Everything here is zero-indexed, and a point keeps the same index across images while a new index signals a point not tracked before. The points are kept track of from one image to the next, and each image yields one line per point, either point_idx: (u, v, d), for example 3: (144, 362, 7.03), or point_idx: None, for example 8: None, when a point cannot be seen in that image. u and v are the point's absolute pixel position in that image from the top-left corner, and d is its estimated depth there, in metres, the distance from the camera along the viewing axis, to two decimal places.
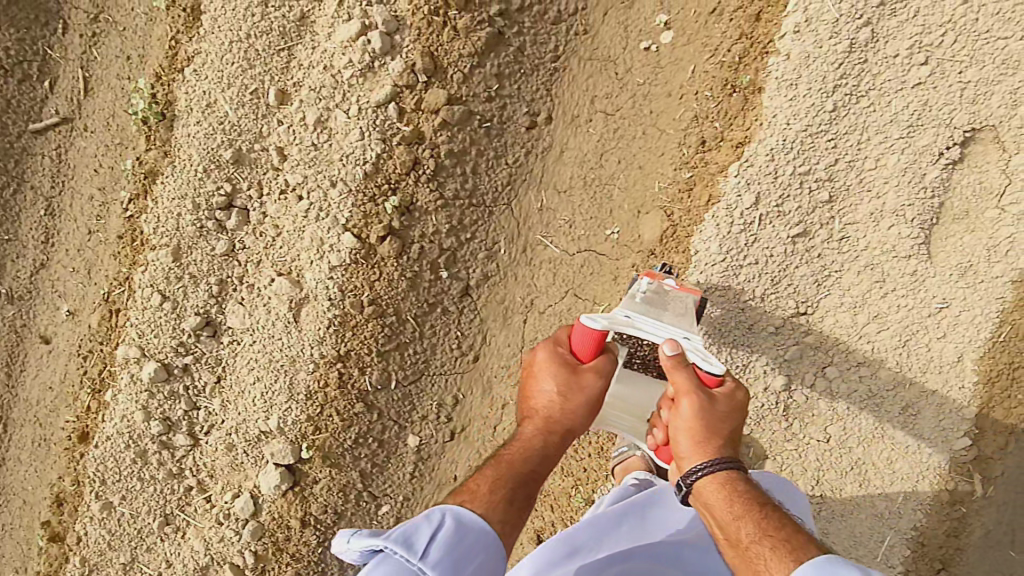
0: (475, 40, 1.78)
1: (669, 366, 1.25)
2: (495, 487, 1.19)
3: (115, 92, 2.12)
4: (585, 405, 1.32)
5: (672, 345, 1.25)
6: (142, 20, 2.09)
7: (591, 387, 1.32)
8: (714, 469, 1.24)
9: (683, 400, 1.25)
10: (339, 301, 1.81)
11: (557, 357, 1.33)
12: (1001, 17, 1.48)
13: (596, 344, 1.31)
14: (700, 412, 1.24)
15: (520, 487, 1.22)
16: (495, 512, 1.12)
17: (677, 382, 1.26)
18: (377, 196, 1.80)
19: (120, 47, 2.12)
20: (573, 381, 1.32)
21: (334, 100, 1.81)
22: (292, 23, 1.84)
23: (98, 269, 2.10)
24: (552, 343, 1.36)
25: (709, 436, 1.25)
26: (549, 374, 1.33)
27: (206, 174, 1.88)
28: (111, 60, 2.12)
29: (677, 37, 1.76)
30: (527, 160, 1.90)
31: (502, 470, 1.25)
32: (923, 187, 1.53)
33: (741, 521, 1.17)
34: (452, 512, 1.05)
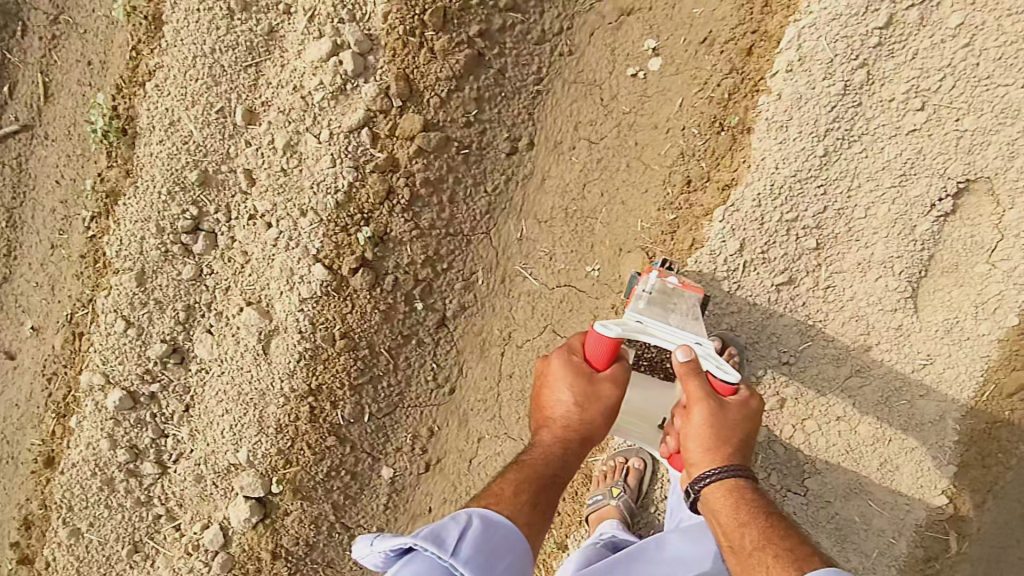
0: (452, 63, 1.68)
1: (684, 373, 1.18)
2: (519, 490, 1.16)
3: (76, 98, 1.93)
4: (603, 412, 1.24)
5: (687, 351, 1.18)
6: (103, 23, 1.90)
7: (608, 394, 1.24)
8: (723, 474, 1.18)
9: (696, 405, 1.18)
10: (310, 334, 1.76)
11: (573, 365, 1.24)
12: (1003, 63, 1.41)
13: (613, 349, 1.21)
14: (713, 417, 1.17)
15: (542, 490, 1.18)
16: (519, 516, 1.10)
17: (689, 388, 1.19)
18: (349, 227, 1.73)
19: (81, 53, 1.93)
20: (591, 390, 1.23)
21: (304, 123, 1.71)
22: (260, 37, 1.73)
23: (61, 286, 1.94)
24: (566, 351, 1.27)
25: (721, 443, 1.18)
26: (564, 382, 1.24)
27: (170, 197, 1.79)
28: (72, 64, 1.93)
29: (665, 65, 1.68)
30: (507, 187, 1.82)
31: (525, 474, 1.20)
32: (913, 239, 1.49)
33: (746, 527, 1.11)
34: (478, 512, 1.07)
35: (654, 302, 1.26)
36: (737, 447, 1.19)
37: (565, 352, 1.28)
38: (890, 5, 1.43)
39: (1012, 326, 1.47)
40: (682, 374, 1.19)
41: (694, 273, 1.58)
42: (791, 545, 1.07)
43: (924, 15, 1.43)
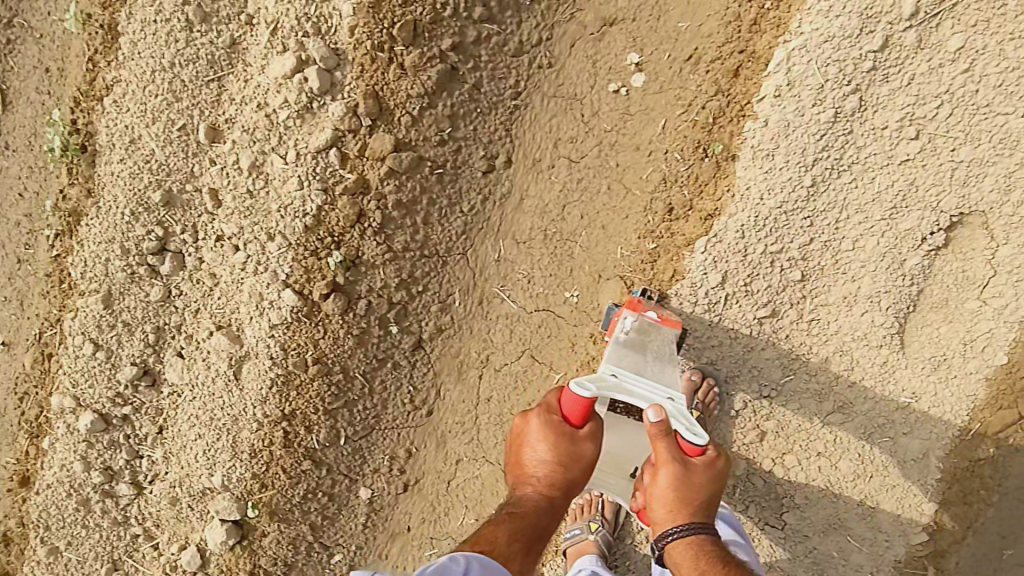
0: (424, 79, 1.59)
1: (654, 435, 1.02)
2: (510, 541, 1.06)
3: (35, 107, 1.79)
4: (586, 469, 1.11)
5: (659, 411, 1.02)
6: (60, 27, 1.77)
7: (590, 452, 1.10)
8: (687, 534, 1.07)
9: (661, 467, 1.03)
10: (281, 360, 1.71)
11: (550, 421, 1.09)
12: (1004, 90, 1.33)
13: (587, 409, 1.07)
14: (680, 481, 1.02)
15: (533, 544, 1.08)
16: (513, 565, 1.04)
17: (656, 448, 1.03)
18: (320, 250, 1.67)
19: (38, 57, 1.78)
20: (571, 449, 1.09)
21: (270, 143, 1.65)
22: (221, 50, 1.65)
23: (31, 303, 1.85)
24: (542, 406, 1.12)
25: (687, 503, 1.05)
26: (543, 439, 1.10)
27: (134, 218, 1.72)
28: (30, 71, 1.79)
29: (648, 82, 1.60)
30: (484, 207, 1.74)
31: (515, 525, 1.09)
32: (902, 274, 1.43)
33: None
34: (477, 559, 1.00)
35: (630, 349, 1.17)
36: (702, 506, 1.06)
37: (541, 405, 1.13)
38: (885, 26, 1.35)
39: (1000, 364, 1.41)
40: (650, 435, 1.02)
41: (674, 302, 1.52)
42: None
43: (923, 37, 1.35)
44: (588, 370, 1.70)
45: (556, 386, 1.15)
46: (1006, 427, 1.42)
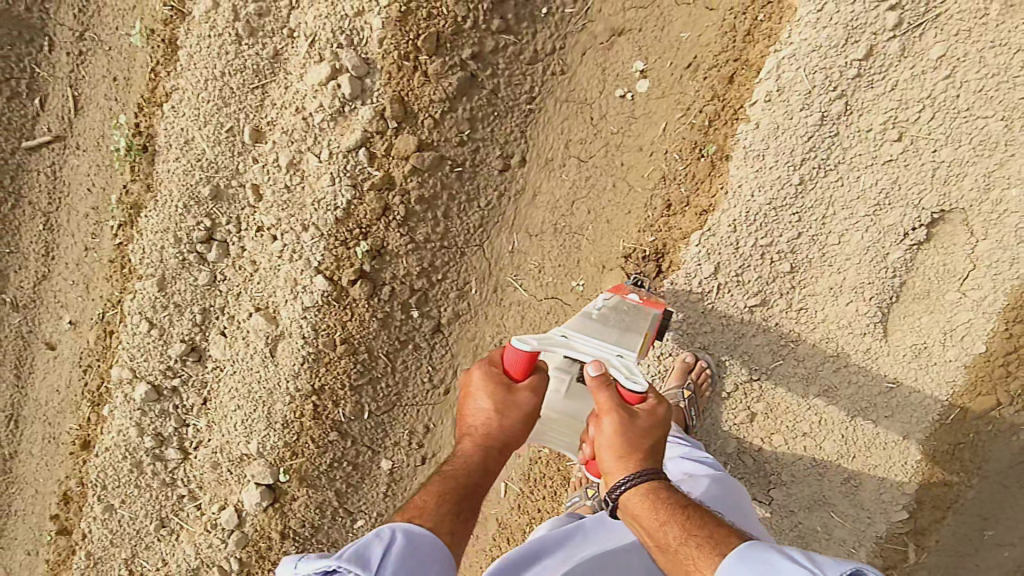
0: (446, 85, 1.75)
1: (595, 386, 1.14)
2: (440, 502, 1.11)
3: (103, 112, 2.05)
4: (522, 421, 1.21)
5: (598, 366, 1.14)
6: (127, 41, 2.00)
7: (526, 403, 1.20)
8: (639, 481, 1.12)
9: (605, 416, 1.13)
10: (313, 339, 1.89)
11: (490, 374, 1.22)
12: (983, 95, 1.41)
13: (529, 363, 1.19)
14: (622, 427, 1.12)
15: (464, 501, 1.14)
16: (445, 524, 1.07)
17: (599, 399, 1.14)
18: (349, 240, 1.84)
19: (107, 68, 2.03)
20: (508, 398, 1.20)
21: (306, 143, 1.83)
22: (265, 60, 1.84)
23: (95, 286, 2.10)
24: (484, 363, 1.24)
25: (634, 449, 1.13)
26: (483, 391, 1.21)
27: (186, 210, 1.93)
28: (99, 79, 2.04)
29: (652, 88, 1.72)
30: (500, 202, 1.89)
31: (445, 485, 1.15)
32: (884, 266, 1.52)
33: (667, 525, 1.08)
34: (400, 530, 0.99)
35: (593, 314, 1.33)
36: (649, 452, 1.14)
37: (484, 362, 1.25)
38: (870, 36, 1.44)
39: (979, 353, 1.50)
40: (593, 387, 1.15)
41: (670, 292, 1.65)
42: (709, 530, 1.07)
43: (906, 46, 1.44)
44: None
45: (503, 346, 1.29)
46: (985, 413, 1.50)
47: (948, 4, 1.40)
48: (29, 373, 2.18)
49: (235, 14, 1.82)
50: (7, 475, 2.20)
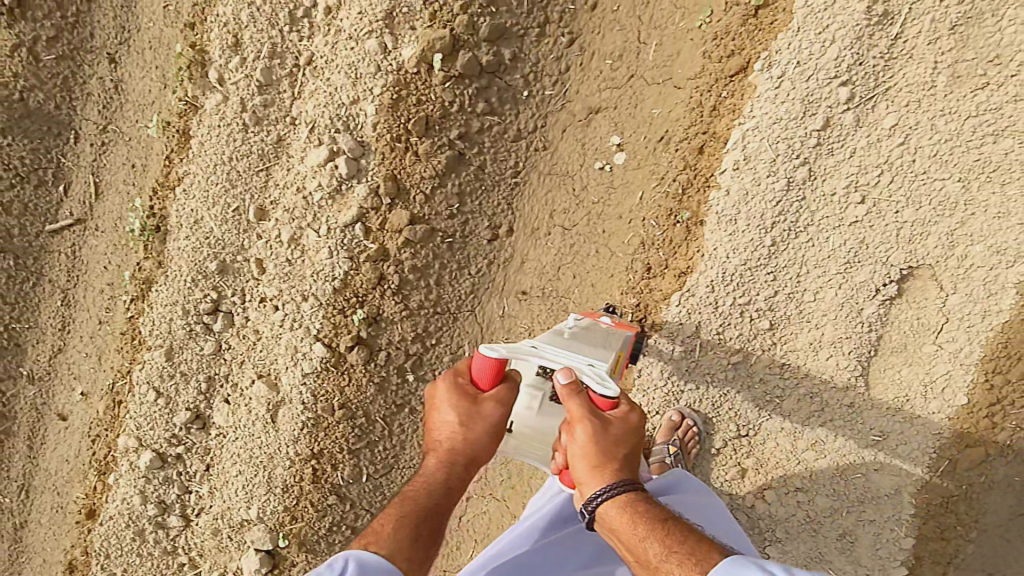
0: (435, 163, 1.87)
1: (565, 394, 1.17)
2: (398, 527, 1.20)
3: (121, 195, 2.22)
4: (487, 435, 1.27)
5: (568, 374, 1.17)
6: (145, 132, 2.19)
7: (491, 416, 1.26)
8: (615, 494, 1.18)
9: (577, 424, 1.17)
10: (312, 405, 1.99)
11: (456, 387, 1.28)
12: (938, 159, 1.47)
13: (495, 371, 1.23)
14: (594, 435, 1.15)
15: (423, 522, 1.22)
16: (403, 546, 1.16)
17: (570, 407, 1.17)
18: (346, 309, 1.96)
19: (126, 156, 2.22)
20: (473, 411, 1.26)
21: (306, 220, 1.95)
22: (270, 146, 2.00)
23: (108, 357, 2.24)
24: (450, 375, 1.30)
25: (607, 460, 1.17)
26: (448, 405, 1.28)
27: (194, 284, 2.07)
28: (119, 167, 2.22)
29: (628, 160, 1.82)
30: (489, 269, 2.00)
31: (407, 506, 1.25)
32: (860, 321, 1.55)
33: (647, 542, 1.14)
34: (354, 558, 1.08)
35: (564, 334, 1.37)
36: (624, 461, 1.19)
37: (451, 373, 1.31)
38: (826, 109, 1.52)
39: (961, 405, 1.50)
40: (564, 395, 1.18)
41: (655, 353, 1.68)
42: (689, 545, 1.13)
43: (861, 116, 1.51)
44: None
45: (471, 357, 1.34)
46: (976, 464, 1.49)
47: (896, 79, 1.49)
48: (41, 443, 2.30)
49: (242, 106, 1.98)
50: (18, 544, 2.30)
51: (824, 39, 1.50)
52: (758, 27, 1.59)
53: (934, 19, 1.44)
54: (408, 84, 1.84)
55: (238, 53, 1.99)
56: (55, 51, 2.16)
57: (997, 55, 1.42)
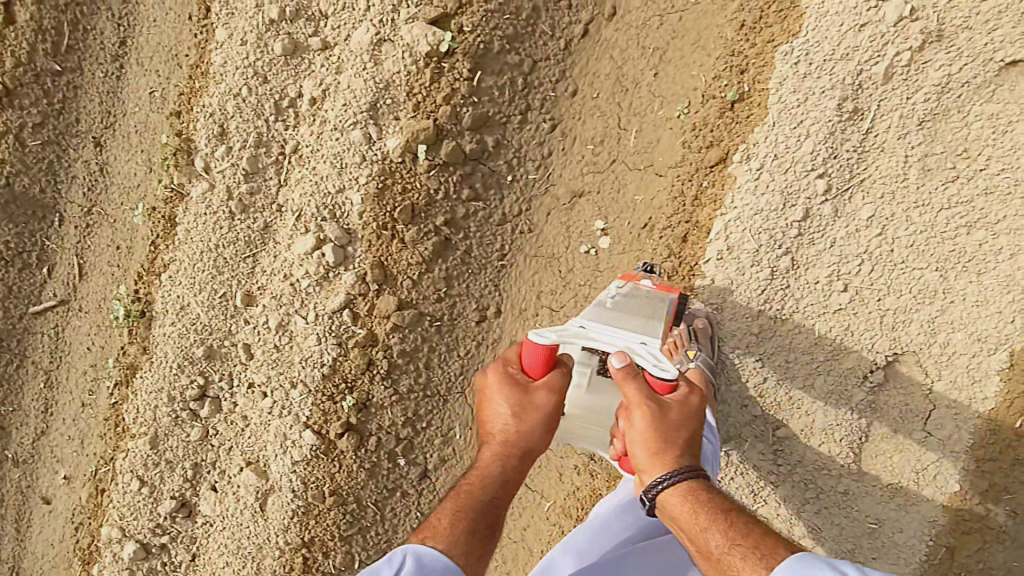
0: (422, 250, 1.89)
1: (621, 376, 1.18)
2: (455, 523, 1.16)
3: (106, 277, 2.21)
4: (543, 424, 1.25)
5: (621, 358, 1.20)
6: (130, 214, 2.19)
7: (545, 405, 1.24)
8: (677, 481, 1.17)
9: (636, 410, 1.17)
10: (302, 492, 1.95)
11: (507, 377, 1.26)
12: (915, 248, 1.50)
13: (548, 357, 1.22)
14: (653, 421, 1.16)
15: (480, 518, 1.18)
16: (458, 544, 1.12)
17: (628, 393, 1.18)
18: (336, 395, 1.94)
19: (111, 238, 2.21)
20: (526, 401, 1.24)
21: (294, 306, 1.95)
22: (256, 232, 2.01)
23: (91, 441, 2.21)
24: (500, 365, 1.28)
25: (667, 446, 1.17)
26: (501, 397, 1.26)
27: (179, 370, 2.05)
28: (103, 248, 2.21)
29: (613, 244, 1.85)
30: (478, 350, 2.00)
31: (461, 502, 1.21)
32: (849, 408, 1.54)
33: (709, 533, 1.12)
34: (413, 553, 1.07)
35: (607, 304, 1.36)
36: (684, 447, 1.18)
37: (500, 363, 1.29)
38: (805, 200, 1.54)
39: (953, 492, 1.49)
40: (619, 378, 1.19)
41: None
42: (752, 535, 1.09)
43: (839, 207, 1.54)
44: (574, 502, 1.78)
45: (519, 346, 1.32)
46: (974, 552, 1.49)
47: (870, 170, 1.53)
48: (26, 526, 2.27)
49: (229, 194, 2.00)
50: None
51: (799, 133, 1.54)
52: (736, 121, 1.63)
53: (901, 115, 1.50)
54: (393, 173, 1.87)
55: (224, 142, 2.01)
56: (40, 136, 2.17)
57: (965, 149, 1.48)
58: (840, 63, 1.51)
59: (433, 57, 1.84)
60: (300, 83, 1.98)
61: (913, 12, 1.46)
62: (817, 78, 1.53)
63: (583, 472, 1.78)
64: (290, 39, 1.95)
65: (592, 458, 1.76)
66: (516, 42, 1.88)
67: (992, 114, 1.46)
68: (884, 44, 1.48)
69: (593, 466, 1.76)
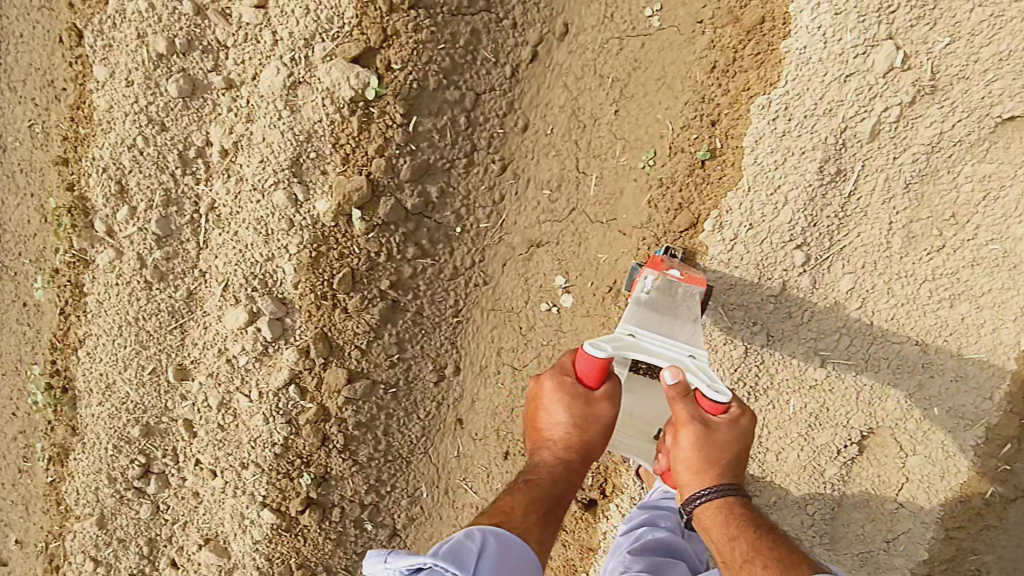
0: (367, 317, 1.72)
1: (673, 397, 1.08)
2: (528, 510, 1.12)
3: (16, 335, 1.90)
4: (604, 432, 1.18)
5: (676, 373, 1.07)
6: (31, 266, 1.86)
7: (606, 414, 1.16)
8: (715, 496, 1.09)
9: (682, 428, 1.07)
10: (268, 569, 1.86)
11: (564, 389, 1.16)
12: (895, 321, 1.41)
13: (603, 370, 1.13)
14: (702, 440, 1.06)
15: (550, 512, 1.14)
16: (532, 535, 1.08)
17: (676, 411, 1.08)
18: (292, 471, 1.81)
19: (15, 294, 1.88)
20: (587, 410, 1.16)
21: (234, 383, 1.78)
22: (180, 302, 1.78)
23: (37, 508, 1.98)
24: (556, 371, 1.18)
25: (710, 466, 1.08)
26: (560, 404, 1.17)
27: (117, 450, 1.88)
28: (8, 303, 1.89)
29: (577, 302, 1.71)
30: (439, 410, 1.88)
31: (530, 495, 1.15)
32: (822, 482, 1.51)
33: (737, 541, 1.07)
34: (493, 532, 1.03)
35: (646, 302, 1.24)
36: (728, 466, 1.10)
37: (555, 369, 1.19)
38: (781, 273, 1.43)
39: (924, 561, 1.47)
40: (670, 397, 1.08)
41: (619, 518, 1.64)
42: (782, 556, 1.04)
43: (816, 279, 1.43)
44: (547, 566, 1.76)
45: (573, 348, 1.21)
46: None
47: (851, 237, 1.41)
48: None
49: (141, 261, 1.75)
50: None
51: (776, 200, 1.40)
52: (707, 180, 1.48)
53: (887, 177, 1.36)
54: (326, 238, 1.66)
55: (126, 201, 1.74)
56: None
57: (951, 215, 1.36)
58: (822, 120, 1.35)
59: (359, 102, 1.59)
60: (206, 128, 1.70)
61: (905, 60, 1.30)
62: (796, 137, 1.37)
63: (555, 542, 1.75)
64: (185, 77, 1.65)
65: (563, 528, 1.73)
66: (454, 74, 1.62)
67: (984, 176, 1.33)
68: (870, 98, 1.32)
69: (565, 536, 1.73)
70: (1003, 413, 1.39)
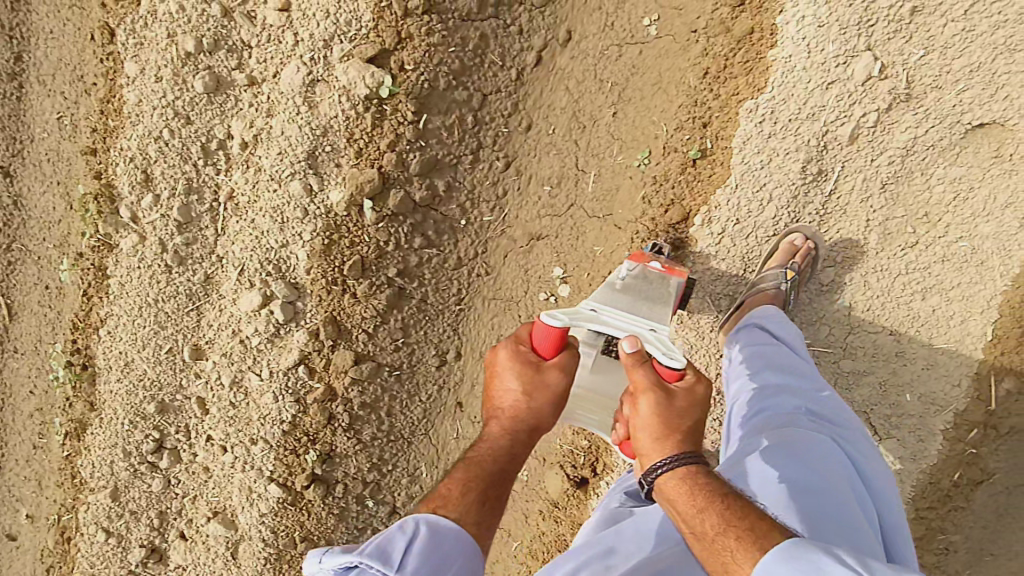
0: (374, 303, 1.81)
1: (629, 363, 1.17)
2: (466, 490, 1.15)
3: (39, 317, 1.99)
4: (552, 402, 1.21)
5: (634, 342, 1.17)
6: (56, 250, 1.95)
7: (554, 384, 1.19)
8: (676, 464, 1.11)
9: (642, 396, 1.14)
10: (273, 541, 1.94)
11: (516, 358, 1.20)
12: (872, 313, 1.52)
13: (559, 340, 1.18)
14: (661, 407, 1.11)
15: (491, 487, 1.17)
16: (467, 517, 1.11)
17: (636, 378, 1.16)
18: (298, 448, 1.90)
19: (38, 276, 1.98)
20: (536, 380, 1.19)
21: (246, 362, 1.88)
22: (197, 285, 1.88)
23: (52, 481, 2.06)
24: (510, 342, 1.22)
25: (670, 432, 1.12)
26: (510, 373, 1.20)
27: (132, 426, 1.96)
28: (32, 286, 1.98)
29: (574, 292, 1.80)
30: (440, 394, 1.98)
31: (471, 472, 1.18)
32: None
33: (706, 512, 1.05)
34: (425, 523, 1.07)
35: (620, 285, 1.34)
36: (687, 433, 1.13)
37: (510, 340, 1.23)
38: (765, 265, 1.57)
39: None
40: (627, 363, 1.18)
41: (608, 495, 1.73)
42: (751, 522, 1.01)
43: None
44: (541, 542, 1.85)
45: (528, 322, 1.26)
46: None
47: (832, 233, 1.52)
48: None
49: (162, 246, 1.85)
50: None
51: (762, 198, 1.52)
52: (698, 179, 1.58)
53: (865, 178, 1.47)
54: (338, 227, 1.76)
55: (149, 188, 1.83)
56: None
57: (925, 214, 1.46)
58: (805, 124, 1.46)
59: (373, 100, 1.69)
60: (228, 123, 1.81)
61: (882, 70, 1.40)
62: (781, 140, 1.48)
63: (548, 518, 1.84)
64: (211, 74, 1.76)
65: (556, 505, 1.82)
66: (463, 76, 1.73)
67: (956, 178, 1.43)
68: (850, 104, 1.43)
69: (558, 513, 1.82)
70: (973, 402, 1.47)
